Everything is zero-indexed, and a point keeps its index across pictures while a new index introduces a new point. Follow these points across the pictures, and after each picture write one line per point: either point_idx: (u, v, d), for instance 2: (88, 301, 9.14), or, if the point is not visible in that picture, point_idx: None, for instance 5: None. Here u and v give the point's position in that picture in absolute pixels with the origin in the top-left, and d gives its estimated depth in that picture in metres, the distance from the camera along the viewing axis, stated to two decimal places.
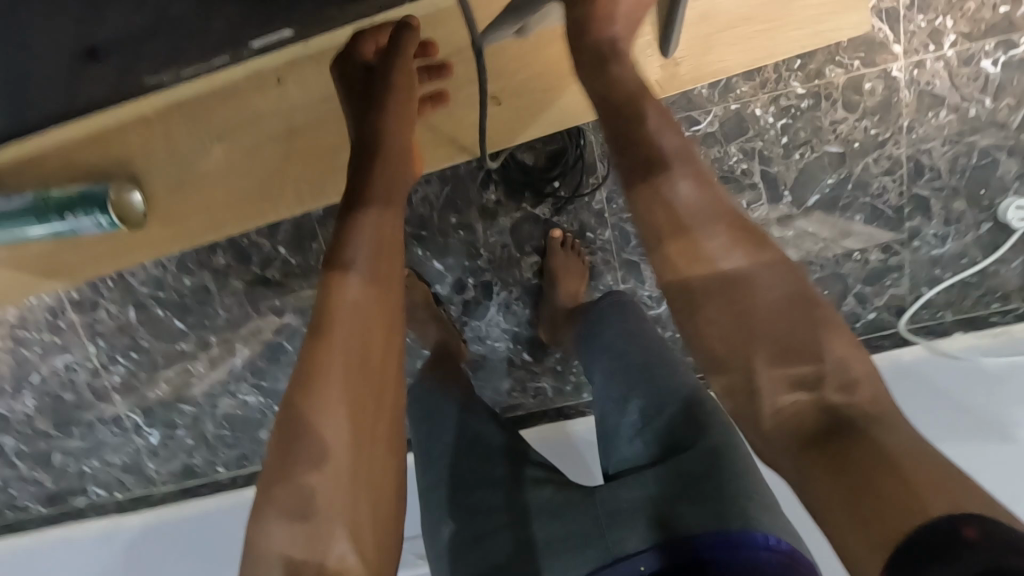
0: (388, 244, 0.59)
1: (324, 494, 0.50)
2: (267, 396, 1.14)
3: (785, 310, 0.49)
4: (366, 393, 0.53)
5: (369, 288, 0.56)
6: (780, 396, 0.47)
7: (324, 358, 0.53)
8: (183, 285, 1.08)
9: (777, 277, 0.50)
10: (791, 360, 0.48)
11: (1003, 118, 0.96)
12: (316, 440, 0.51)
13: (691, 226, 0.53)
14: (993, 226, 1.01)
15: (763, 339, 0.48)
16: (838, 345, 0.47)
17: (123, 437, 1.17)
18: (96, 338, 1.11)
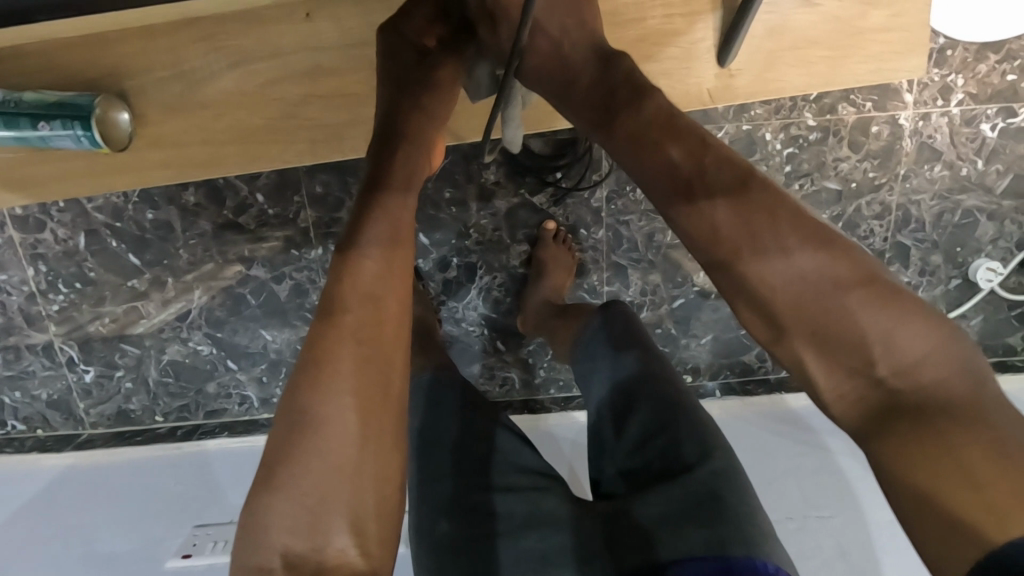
0: (400, 229, 0.59)
1: (331, 481, 0.48)
2: (221, 348, 1.07)
3: (836, 303, 0.46)
4: (376, 382, 0.52)
5: (383, 273, 0.56)
6: (842, 389, 0.47)
7: (335, 343, 0.52)
8: (145, 219, 0.99)
9: (822, 263, 0.47)
10: (851, 354, 0.46)
11: (990, 182, 1.00)
12: (323, 428, 0.49)
13: (725, 237, 0.50)
14: (962, 282, 1.06)
15: (821, 343, 0.47)
16: (894, 321, 0.45)
17: (54, 371, 1.08)
18: (37, 261, 1.01)
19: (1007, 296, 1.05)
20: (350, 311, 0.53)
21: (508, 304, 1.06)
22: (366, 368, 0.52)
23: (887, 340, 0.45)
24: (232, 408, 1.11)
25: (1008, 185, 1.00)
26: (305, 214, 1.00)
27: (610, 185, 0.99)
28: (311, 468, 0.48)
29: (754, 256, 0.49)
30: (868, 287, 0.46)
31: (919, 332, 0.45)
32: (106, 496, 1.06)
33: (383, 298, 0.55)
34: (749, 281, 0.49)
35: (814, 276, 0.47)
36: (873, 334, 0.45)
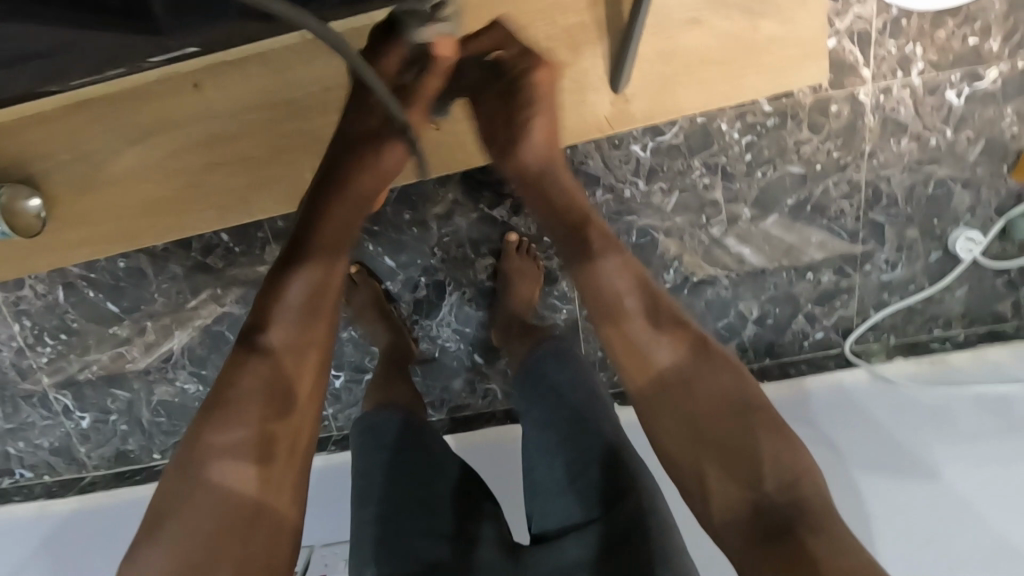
0: (321, 292, 0.64)
1: (223, 522, 0.54)
2: (207, 384, 1.10)
3: (721, 407, 0.61)
4: (282, 450, 0.58)
5: (302, 331, 0.62)
6: (726, 490, 0.59)
7: (250, 390, 0.58)
8: (118, 267, 1.02)
9: (720, 381, 0.63)
10: (732, 461, 0.59)
11: (961, 150, 0.96)
12: (229, 473, 0.55)
13: (628, 316, 0.67)
14: (942, 254, 1.03)
15: (707, 439, 0.61)
16: (771, 446, 0.59)
17: (51, 420, 1.12)
18: (21, 317, 1.04)
19: (990, 264, 1.02)
20: (272, 361, 0.60)
21: (480, 318, 1.06)
22: (291, 436, 0.60)
23: (769, 454, 0.59)
24: None
25: (980, 151, 0.96)
26: (271, 248, 1.01)
27: None
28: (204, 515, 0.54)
29: (673, 366, 0.64)
30: (755, 416, 0.61)
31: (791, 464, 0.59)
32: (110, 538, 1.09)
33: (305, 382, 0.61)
34: (664, 377, 0.64)
35: (715, 396, 0.62)
36: (762, 452, 0.59)
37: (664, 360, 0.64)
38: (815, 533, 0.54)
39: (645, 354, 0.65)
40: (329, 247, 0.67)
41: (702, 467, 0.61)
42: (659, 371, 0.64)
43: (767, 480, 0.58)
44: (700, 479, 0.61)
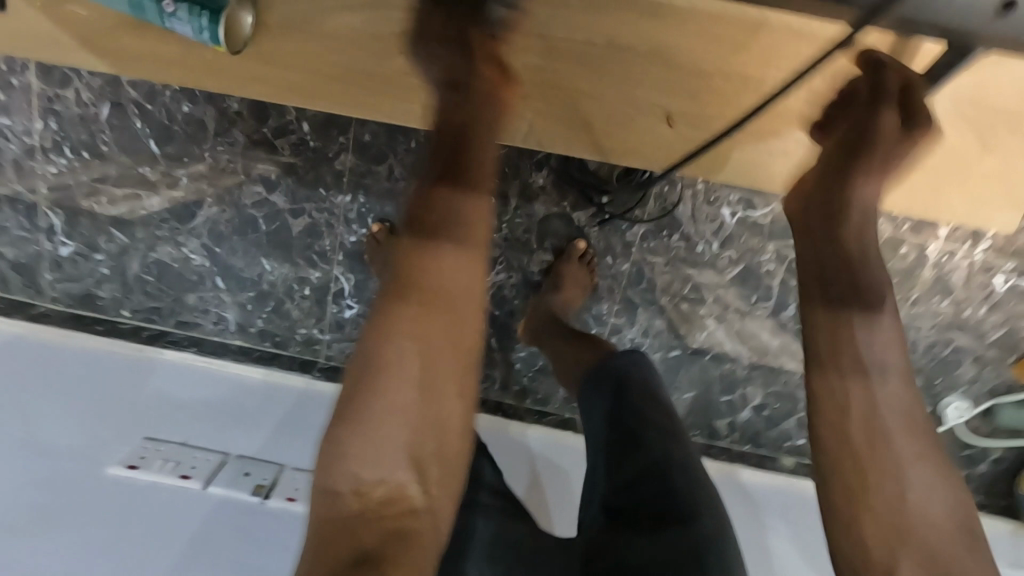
0: (476, 227, 0.56)
1: (382, 436, 0.53)
2: (215, 263, 1.03)
3: (908, 420, 0.55)
4: (444, 368, 0.54)
5: (471, 279, 0.55)
6: (879, 515, 0.54)
7: (398, 309, 0.54)
8: (178, 111, 0.94)
9: (897, 385, 0.55)
10: (899, 483, 0.54)
11: (984, 329, 1.05)
12: (391, 392, 0.53)
13: (850, 299, 0.57)
14: (928, 411, 1.12)
15: (887, 449, 0.54)
16: (918, 445, 0.55)
17: (29, 233, 1.01)
18: (50, 116, 0.94)
19: (966, 436, 1.11)
20: (419, 291, 0.54)
21: (514, 307, 1.05)
22: (438, 362, 0.54)
23: (932, 489, 0.54)
24: (204, 325, 1.07)
25: (998, 337, 1.06)
26: (344, 158, 0.96)
27: (648, 224, 1.00)
28: (379, 444, 0.52)
29: (855, 370, 0.56)
30: (914, 416, 0.55)
31: (948, 482, 0.54)
32: (50, 378, 0.98)
33: (462, 301, 0.55)
34: (853, 398, 0.55)
35: (899, 400, 0.55)
36: (931, 485, 0.54)
37: (849, 364, 0.56)
38: (952, 544, 0.53)
39: (856, 347, 0.56)
40: (476, 178, 0.57)
41: (871, 473, 0.54)
42: (857, 349, 0.56)
43: (921, 508, 0.53)
44: (863, 479, 0.54)
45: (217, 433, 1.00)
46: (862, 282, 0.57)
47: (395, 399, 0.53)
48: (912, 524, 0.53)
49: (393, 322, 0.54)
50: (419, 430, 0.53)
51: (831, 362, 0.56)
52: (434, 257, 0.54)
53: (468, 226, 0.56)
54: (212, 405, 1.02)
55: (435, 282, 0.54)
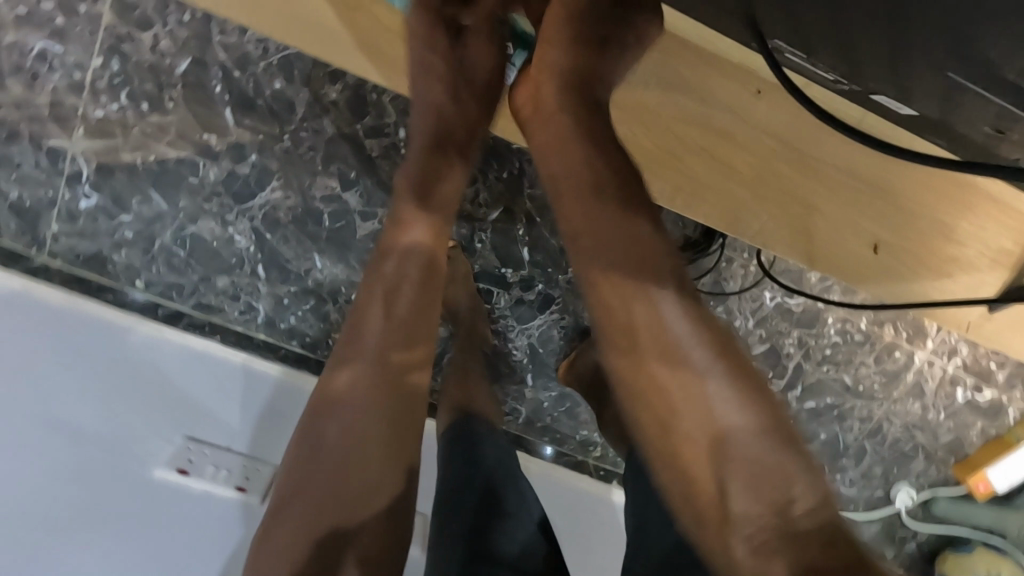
0: (433, 243, 0.71)
1: (312, 498, 0.60)
2: (261, 249, 0.95)
3: (725, 386, 0.53)
4: (360, 403, 0.64)
5: (416, 297, 0.68)
6: (718, 484, 0.51)
7: (348, 360, 0.66)
8: (269, 86, 0.87)
9: (704, 355, 0.54)
10: (728, 460, 0.51)
11: (940, 432, 1.22)
12: (318, 449, 0.62)
13: (642, 282, 0.57)
14: (882, 496, 1.26)
15: (695, 421, 0.52)
16: (737, 394, 0.53)
17: (46, 177, 0.88)
18: (115, 56, 0.83)
19: (905, 518, 1.28)
20: (366, 337, 0.66)
21: (558, 347, 1.07)
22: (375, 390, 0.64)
23: (727, 409, 0.52)
24: (229, 312, 0.98)
25: (948, 440, 1.23)
26: None
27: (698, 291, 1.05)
28: (335, 485, 0.60)
29: (659, 348, 0.55)
30: (716, 336, 0.55)
31: (739, 383, 0.53)
32: (82, 360, 0.86)
33: (416, 326, 0.68)
34: (648, 374, 0.55)
35: (703, 366, 0.53)
36: (721, 422, 0.52)
37: (658, 356, 0.55)
38: (771, 448, 0.51)
39: (668, 337, 0.55)
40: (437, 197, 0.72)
41: (711, 454, 0.52)
42: (662, 338, 0.55)
43: (721, 421, 0.52)
44: (702, 447, 0.52)
45: (260, 441, 0.91)
46: (658, 269, 0.57)
47: (344, 416, 0.63)
48: (726, 447, 0.51)
49: (348, 344, 0.67)
50: (362, 448, 0.62)
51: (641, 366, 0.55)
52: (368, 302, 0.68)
53: (426, 249, 0.70)
54: (246, 403, 0.92)
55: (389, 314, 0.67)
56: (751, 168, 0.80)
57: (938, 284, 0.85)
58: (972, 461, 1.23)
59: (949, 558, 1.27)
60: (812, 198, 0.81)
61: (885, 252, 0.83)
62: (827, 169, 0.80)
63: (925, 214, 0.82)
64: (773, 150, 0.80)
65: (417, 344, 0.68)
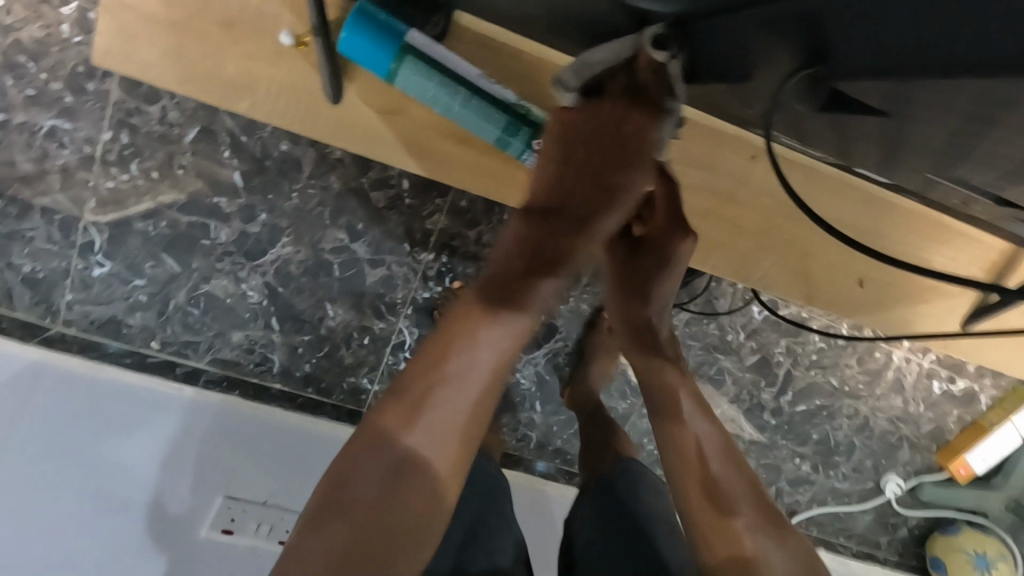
0: (523, 255, 0.62)
1: (372, 524, 0.54)
2: (275, 303, 0.98)
3: (743, 484, 0.67)
4: (447, 445, 0.58)
5: (512, 335, 0.60)
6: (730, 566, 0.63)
7: (430, 374, 0.58)
8: (275, 148, 0.91)
9: (712, 448, 0.69)
10: (740, 540, 0.63)
11: (921, 422, 1.31)
12: (386, 468, 0.56)
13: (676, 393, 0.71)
14: (873, 486, 1.34)
15: (719, 510, 0.65)
16: (765, 525, 0.65)
17: (59, 249, 0.90)
18: (124, 130, 0.86)
19: (896, 506, 1.36)
20: (457, 360, 0.59)
21: (564, 374, 1.12)
22: (464, 434, 0.58)
23: (751, 523, 0.64)
24: (245, 366, 1.00)
25: (929, 429, 1.32)
26: (436, 218, 0.98)
27: (691, 312, 1.12)
28: (391, 525, 0.55)
29: (701, 449, 0.69)
30: (735, 456, 0.69)
31: (778, 531, 0.65)
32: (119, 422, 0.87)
33: (484, 404, 0.60)
34: (687, 455, 0.68)
35: (722, 465, 0.68)
36: (742, 519, 0.65)
37: (694, 446, 0.69)
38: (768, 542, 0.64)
39: (683, 421, 0.70)
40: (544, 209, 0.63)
41: (728, 540, 0.63)
42: (693, 438, 0.69)
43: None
44: (716, 528, 0.64)
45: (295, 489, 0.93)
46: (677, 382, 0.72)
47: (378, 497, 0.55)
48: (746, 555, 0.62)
49: (404, 420, 0.57)
50: (410, 517, 0.56)
51: (686, 461, 0.68)
52: (473, 324, 0.59)
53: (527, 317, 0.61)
54: (279, 457, 0.95)
55: (449, 389, 0.58)
56: (756, 225, 0.74)
57: (925, 315, 0.79)
58: (953, 447, 1.31)
59: (939, 540, 1.35)
60: (808, 245, 0.75)
61: (873, 287, 0.77)
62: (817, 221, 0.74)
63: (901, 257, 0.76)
64: (774, 210, 0.73)
65: (468, 444, 0.59)
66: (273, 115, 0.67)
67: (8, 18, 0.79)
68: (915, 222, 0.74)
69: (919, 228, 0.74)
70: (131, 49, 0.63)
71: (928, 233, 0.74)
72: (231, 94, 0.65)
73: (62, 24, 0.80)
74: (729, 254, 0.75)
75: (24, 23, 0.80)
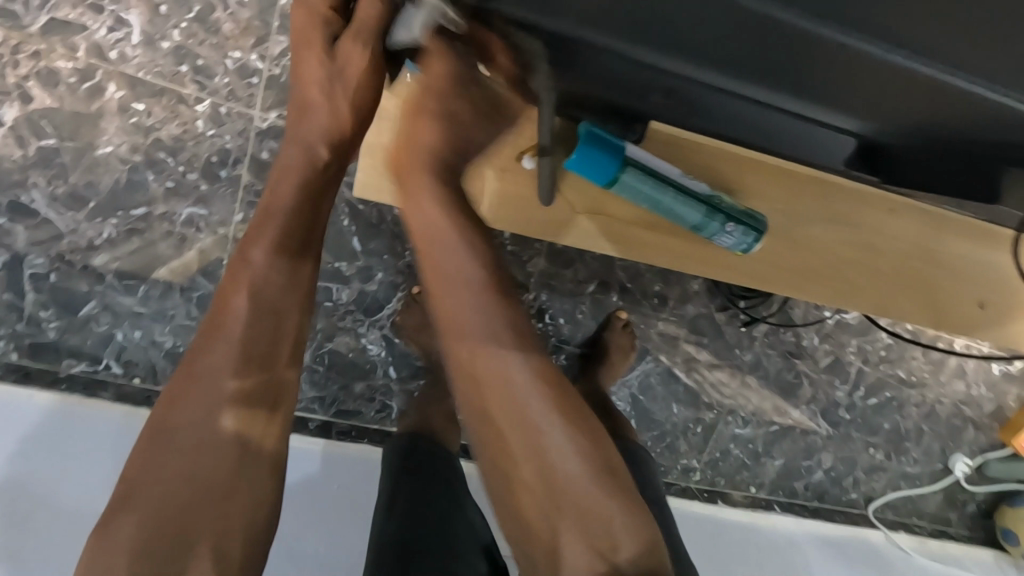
0: (278, 203, 0.65)
1: (144, 473, 0.55)
2: (393, 353, 1.05)
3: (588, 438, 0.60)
4: (254, 424, 0.59)
5: (281, 268, 0.64)
6: (538, 501, 0.58)
7: (219, 310, 0.62)
8: (390, 212, 0.98)
9: (527, 362, 0.60)
10: (535, 456, 0.58)
11: (983, 403, 1.39)
12: (180, 437, 0.56)
13: (522, 339, 0.61)
14: (942, 467, 1.41)
15: (543, 450, 0.59)
16: (589, 461, 0.59)
17: (197, 323, 0.96)
18: (253, 210, 0.92)
19: (964, 484, 1.43)
20: (239, 306, 0.61)
21: (657, 393, 1.18)
22: (223, 370, 0.59)
23: (557, 452, 0.58)
24: (366, 414, 1.05)
25: (991, 408, 1.39)
26: (535, 261, 1.06)
27: (770, 323, 1.19)
28: (176, 512, 0.54)
29: (547, 388, 0.60)
30: (573, 404, 0.61)
31: (586, 446, 0.60)
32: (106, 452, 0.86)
33: (259, 338, 0.61)
34: (529, 401, 0.59)
35: (536, 382, 0.60)
36: (562, 452, 0.59)
37: (578, 413, 0.61)
38: (586, 464, 0.59)
39: (558, 391, 0.61)
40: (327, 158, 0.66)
41: (536, 476, 0.58)
42: (569, 404, 0.61)
43: (565, 479, 0.58)
44: (513, 454, 0.59)
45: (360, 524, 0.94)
46: (524, 327, 0.62)
47: (179, 448, 0.56)
48: (566, 490, 0.58)
49: (182, 384, 0.59)
50: (176, 487, 0.55)
51: (485, 377, 0.60)
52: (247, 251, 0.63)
53: (270, 270, 0.63)
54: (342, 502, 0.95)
55: (225, 328, 0.60)
56: (894, 268, 0.73)
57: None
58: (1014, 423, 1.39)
59: (1008, 513, 1.42)
60: (937, 280, 0.74)
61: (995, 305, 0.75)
62: (946, 257, 0.74)
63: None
64: (909, 253, 0.73)
65: (249, 426, 0.59)
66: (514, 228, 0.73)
67: (149, 120, 0.86)
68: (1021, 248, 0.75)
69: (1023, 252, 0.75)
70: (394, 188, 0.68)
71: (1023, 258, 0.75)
72: None
73: (197, 120, 0.87)
74: (870, 292, 0.73)
75: (163, 122, 0.86)
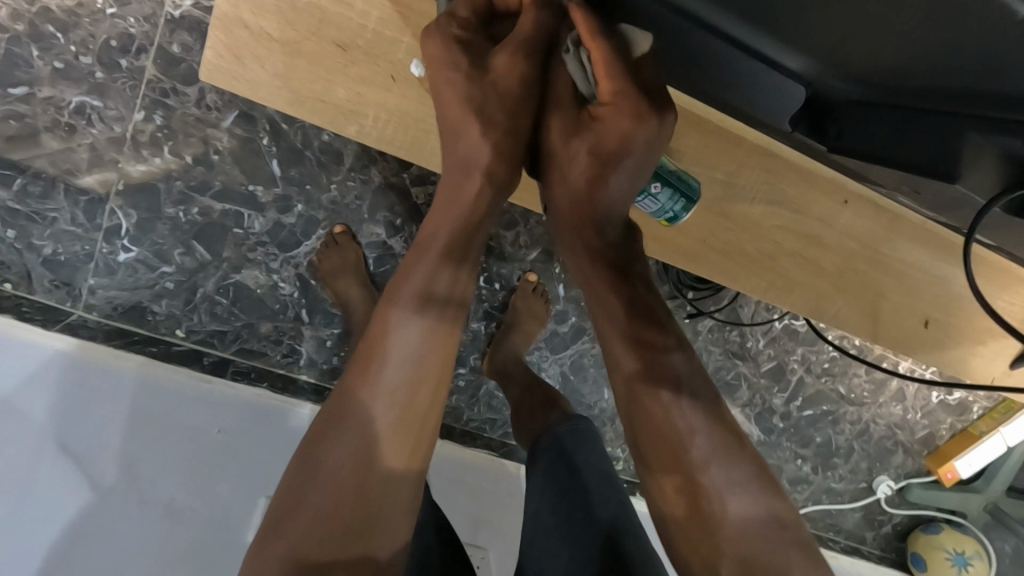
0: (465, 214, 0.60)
1: (299, 491, 0.52)
2: (306, 295, 0.95)
3: (744, 487, 0.51)
4: (411, 409, 0.55)
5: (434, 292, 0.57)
6: (712, 539, 0.50)
7: (379, 324, 0.56)
8: (316, 138, 0.88)
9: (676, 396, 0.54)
10: (696, 522, 0.51)
11: (917, 429, 1.37)
12: (349, 432, 0.53)
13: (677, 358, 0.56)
14: (865, 486, 1.40)
15: (702, 502, 0.51)
16: (759, 505, 0.51)
17: (80, 231, 0.85)
18: (157, 110, 0.82)
19: (884, 505, 1.42)
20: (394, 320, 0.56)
21: (589, 374, 1.11)
22: (407, 384, 0.55)
23: (715, 492, 0.51)
24: (272, 357, 0.96)
25: (924, 436, 1.38)
26: None
27: (716, 319, 1.14)
28: (343, 527, 0.51)
29: (680, 407, 0.54)
30: (740, 451, 0.53)
31: (737, 459, 0.52)
32: (86, 409, 0.77)
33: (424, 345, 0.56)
34: (658, 409, 0.54)
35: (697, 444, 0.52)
36: (712, 485, 0.51)
37: (720, 447, 0.53)
38: (753, 514, 0.51)
39: (694, 424, 0.53)
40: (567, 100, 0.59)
41: (704, 524, 0.51)
42: (702, 446, 0.52)
43: (712, 506, 0.50)
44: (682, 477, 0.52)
45: (233, 466, 0.83)
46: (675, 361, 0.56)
47: (328, 478, 0.52)
48: (717, 526, 0.50)
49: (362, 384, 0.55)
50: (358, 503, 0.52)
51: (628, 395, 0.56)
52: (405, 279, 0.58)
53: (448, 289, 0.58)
54: (217, 450, 0.83)
55: (391, 332, 0.56)
56: (837, 267, 0.70)
57: (981, 355, 0.76)
58: (942, 452, 1.38)
59: (920, 538, 1.41)
60: (879, 285, 0.71)
61: (934, 327, 0.74)
62: (891, 264, 0.71)
63: (961, 311, 0.74)
64: (856, 253, 0.70)
65: (430, 440, 0.57)
66: (380, 141, 0.62)
67: None
68: (980, 262, 0.71)
69: (981, 266, 0.71)
70: (250, 80, 0.56)
71: (979, 272, 0.71)
72: (331, 115, 0.59)
73: None
74: (805, 291, 0.70)
75: None
